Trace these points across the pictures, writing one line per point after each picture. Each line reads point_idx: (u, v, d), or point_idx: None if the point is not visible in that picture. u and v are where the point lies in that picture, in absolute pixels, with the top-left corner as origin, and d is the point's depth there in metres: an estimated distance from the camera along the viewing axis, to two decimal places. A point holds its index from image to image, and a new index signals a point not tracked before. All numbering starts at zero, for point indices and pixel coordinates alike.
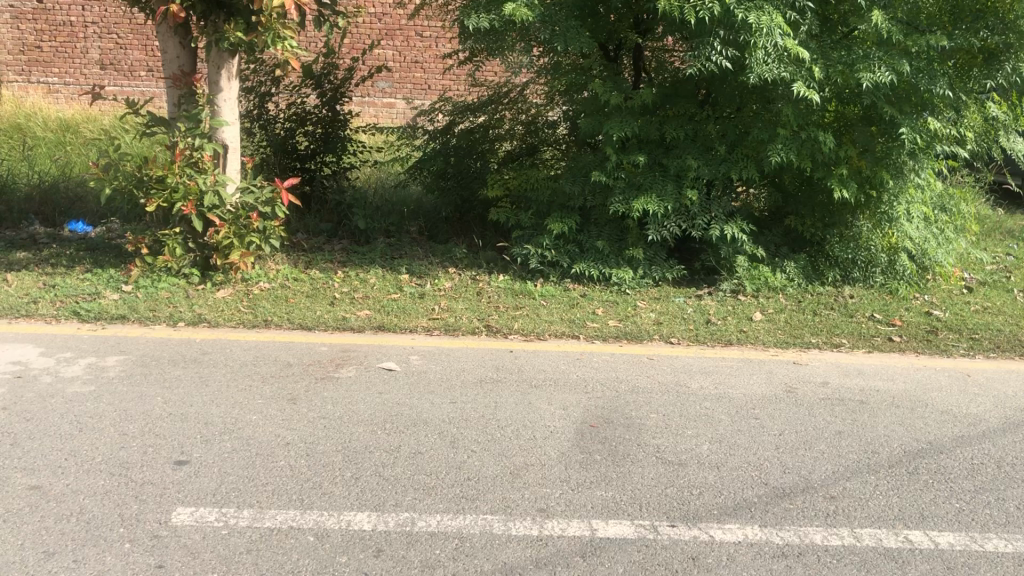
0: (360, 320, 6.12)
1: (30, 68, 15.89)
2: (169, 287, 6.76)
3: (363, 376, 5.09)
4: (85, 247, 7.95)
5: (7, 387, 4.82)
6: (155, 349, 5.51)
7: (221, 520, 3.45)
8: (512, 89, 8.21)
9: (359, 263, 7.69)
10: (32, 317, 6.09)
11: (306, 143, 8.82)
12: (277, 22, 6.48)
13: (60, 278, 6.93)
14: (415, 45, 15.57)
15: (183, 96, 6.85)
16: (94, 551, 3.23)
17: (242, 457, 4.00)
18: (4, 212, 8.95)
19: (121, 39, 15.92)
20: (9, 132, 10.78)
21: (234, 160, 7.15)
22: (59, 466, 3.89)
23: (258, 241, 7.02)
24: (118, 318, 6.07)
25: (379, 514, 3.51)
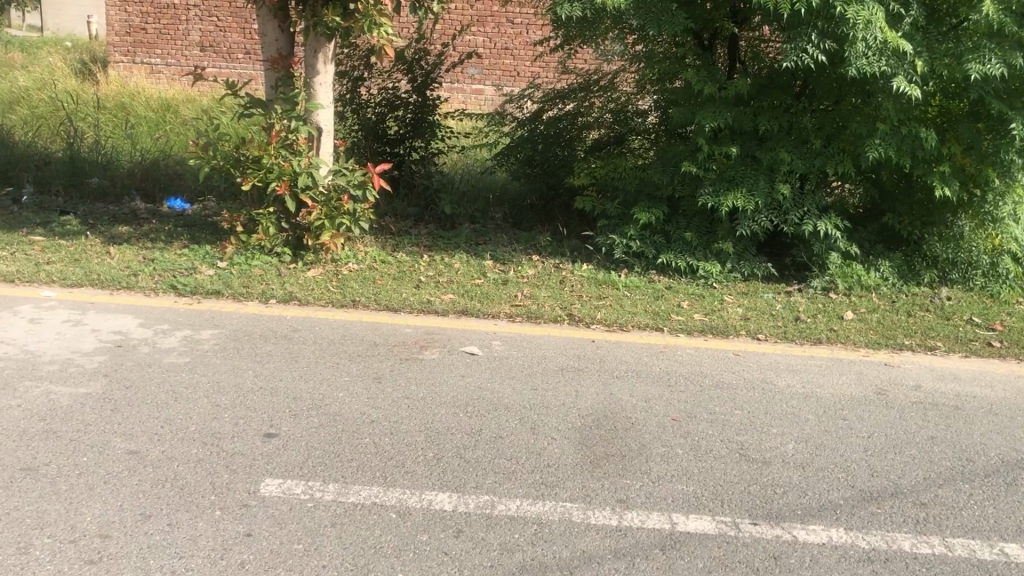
0: (444, 304, 6.19)
1: (135, 49, 16.49)
2: (262, 265, 6.95)
3: (446, 359, 5.15)
4: (183, 224, 8.23)
5: (109, 355, 5.04)
6: (246, 325, 5.68)
7: (307, 493, 3.55)
8: (602, 76, 8.15)
9: (444, 247, 7.78)
10: (132, 289, 6.35)
11: (396, 128, 8.96)
12: (374, 9, 6.57)
13: (159, 252, 7.20)
14: (505, 32, 15.60)
15: (280, 79, 7.00)
16: (187, 516, 3.36)
17: (329, 432, 4.11)
18: (108, 187, 9.33)
19: (221, 22, 16.41)
20: (114, 111, 11.21)
21: (327, 142, 7.30)
22: (155, 433, 4.05)
23: (349, 223, 7.16)
24: (213, 293, 6.28)
25: (460, 495, 3.56)
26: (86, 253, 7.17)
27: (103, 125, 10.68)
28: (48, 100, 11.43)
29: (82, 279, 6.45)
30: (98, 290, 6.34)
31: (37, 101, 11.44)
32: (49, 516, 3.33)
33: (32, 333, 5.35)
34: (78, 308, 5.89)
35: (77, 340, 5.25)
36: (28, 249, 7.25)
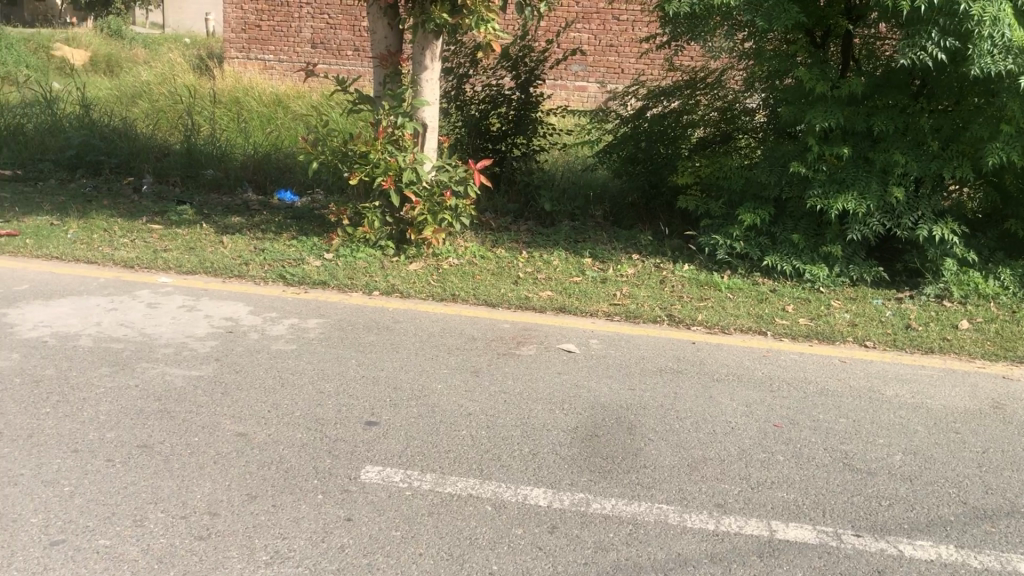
0: (542, 301, 6.20)
1: (249, 46, 17.08)
2: (366, 257, 7.10)
3: (544, 356, 5.17)
4: (291, 216, 8.48)
5: (220, 340, 5.24)
6: (351, 315, 5.83)
7: (405, 482, 3.61)
8: (709, 74, 8.03)
9: (544, 244, 7.81)
10: (243, 277, 6.59)
11: (499, 124, 9.01)
12: (482, 5, 6.63)
13: (269, 242, 7.45)
14: (610, 29, 15.53)
15: (388, 76, 7.15)
16: (291, 499, 3.47)
17: (427, 423, 4.18)
18: (222, 178, 9.70)
19: (332, 19, 16.82)
20: (229, 105, 11.63)
21: (432, 139, 7.41)
22: (262, 416, 4.20)
23: (450, 218, 7.25)
24: (320, 284, 6.46)
25: (555, 492, 3.57)
26: (201, 242, 7.47)
27: (218, 119, 11.10)
28: (169, 94, 11.94)
29: (197, 267, 6.73)
30: (211, 277, 6.60)
31: (159, 96, 11.97)
32: (163, 492, 3.49)
33: (150, 317, 5.61)
34: (192, 294, 6.15)
35: (192, 325, 5.48)
36: (148, 237, 7.61)
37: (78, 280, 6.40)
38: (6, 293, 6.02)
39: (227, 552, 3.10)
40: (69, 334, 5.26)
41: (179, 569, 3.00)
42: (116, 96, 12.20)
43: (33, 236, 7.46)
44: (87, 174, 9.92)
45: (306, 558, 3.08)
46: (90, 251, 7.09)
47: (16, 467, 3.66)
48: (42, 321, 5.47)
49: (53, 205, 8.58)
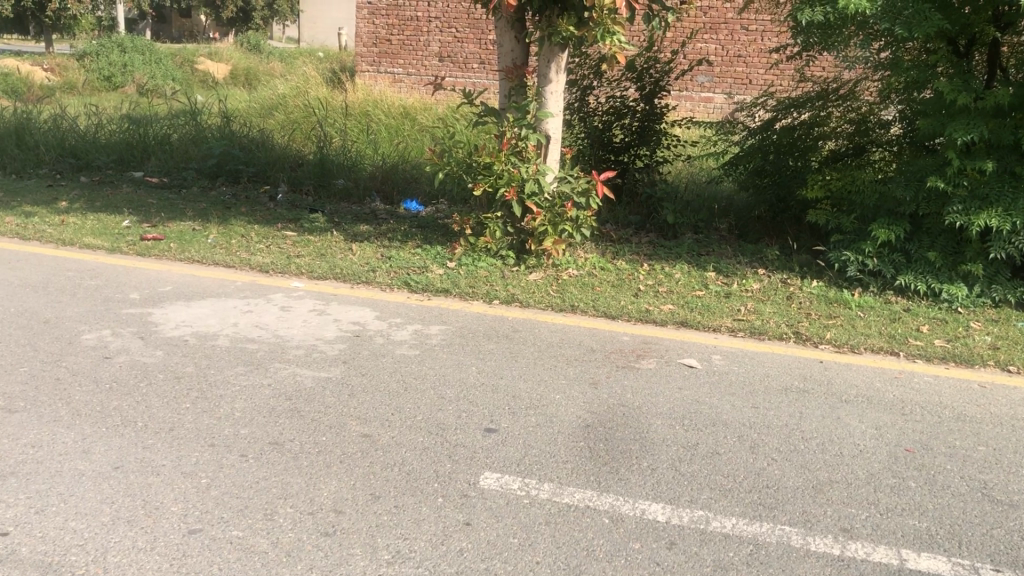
0: (663, 314, 6.14)
1: (380, 60, 17.62)
2: (488, 267, 7.19)
3: (664, 370, 5.12)
4: (417, 224, 8.69)
5: (348, 344, 5.42)
6: (472, 323, 5.92)
7: (524, 490, 3.65)
8: (841, 85, 7.87)
9: (666, 257, 7.73)
10: (370, 284, 6.79)
11: (622, 135, 8.98)
12: (608, 17, 6.64)
13: (395, 250, 7.65)
14: (739, 39, 15.25)
15: (514, 88, 7.29)
16: (413, 500, 3.55)
17: (546, 432, 4.20)
18: (352, 188, 10.03)
19: (459, 33, 17.14)
20: (359, 117, 12.01)
21: (555, 150, 7.46)
22: (387, 419, 4.32)
23: (571, 229, 7.27)
24: (442, 292, 6.59)
25: (674, 508, 3.53)
26: (331, 249, 7.74)
27: (349, 131, 11.49)
28: (303, 107, 12.44)
29: (327, 273, 6.98)
30: (340, 283, 6.83)
31: (293, 108, 12.49)
32: (292, 488, 3.64)
33: (282, 320, 5.85)
34: (322, 299, 6.39)
35: (322, 329, 5.69)
36: (282, 243, 7.94)
37: (217, 283, 6.75)
38: (152, 293, 6.41)
39: (351, 549, 3.20)
40: (209, 334, 5.55)
41: (307, 564, 3.12)
42: (255, 108, 12.80)
43: (178, 241, 7.91)
44: (227, 182, 10.43)
45: (426, 559, 3.15)
46: (228, 255, 7.46)
47: (159, 458, 3.89)
48: (183, 321, 5.79)
49: (196, 212, 9.07)
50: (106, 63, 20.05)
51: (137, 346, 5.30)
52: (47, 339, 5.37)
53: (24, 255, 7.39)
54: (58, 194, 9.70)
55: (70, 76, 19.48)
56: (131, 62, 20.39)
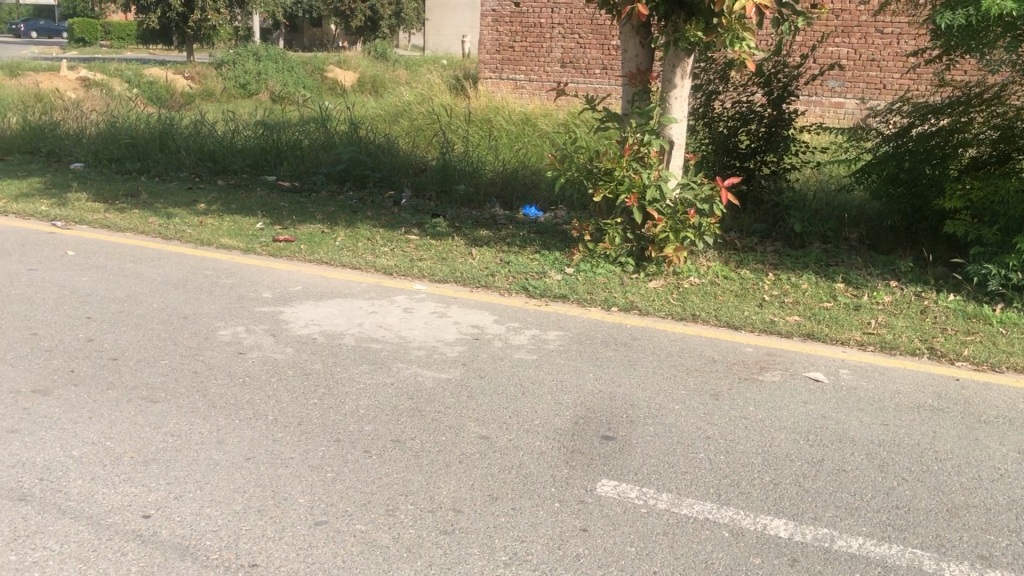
0: (788, 326, 5.98)
1: (503, 66, 17.82)
2: (607, 273, 7.16)
3: (789, 384, 4.97)
4: (536, 230, 8.74)
5: (467, 346, 5.51)
6: (591, 329, 5.91)
7: (641, 499, 3.62)
8: (985, 88, 7.46)
9: (792, 267, 7.52)
10: (489, 288, 6.88)
11: (747, 142, 8.79)
12: (737, 23, 6.51)
13: (514, 255, 7.72)
14: (873, 42, 14.79)
15: (637, 93, 7.21)
16: (530, 504, 3.58)
17: (665, 442, 4.16)
18: (473, 194, 10.16)
19: (582, 39, 17.21)
20: (482, 123, 12.18)
21: (678, 157, 7.35)
22: (505, 421, 4.37)
23: (693, 237, 7.15)
24: (561, 297, 6.60)
25: (797, 524, 3.43)
26: (452, 253, 7.88)
27: (471, 137, 11.67)
28: (427, 113, 12.71)
29: (448, 276, 7.11)
30: (460, 286, 6.95)
31: (418, 114, 12.78)
32: (413, 485, 3.72)
33: (405, 321, 5.99)
34: (443, 302, 6.50)
35: (442, 331, 5.79)
36: (405, 247, 8.13)
37: (343, 284, 6.97)
38: (282, 293, 6.68)
39: (469, 549, 3.26)
40: (336, 333, 5.74)
41: (426, 561, 3.18)
42: (381, 115, 13.15)
43: (307, 243, 8.20)
44: (354, 187, 10.76)
45: (543, 562, 3.17)
46: (354, 257, 7.69)
47: (287, 451, 4.05)
48: (311, 320, 6.01)
49: (324, 215, 9.40)
50: (242, 71, 20.99)
51: (268, 342, 5.53)
52: (186, 334, 5.67)
53: (166, 254, 7.82)
54: (198, 197, 10.22)
55: (209, 84, 20.49)
56: (265, 70, 21.28)
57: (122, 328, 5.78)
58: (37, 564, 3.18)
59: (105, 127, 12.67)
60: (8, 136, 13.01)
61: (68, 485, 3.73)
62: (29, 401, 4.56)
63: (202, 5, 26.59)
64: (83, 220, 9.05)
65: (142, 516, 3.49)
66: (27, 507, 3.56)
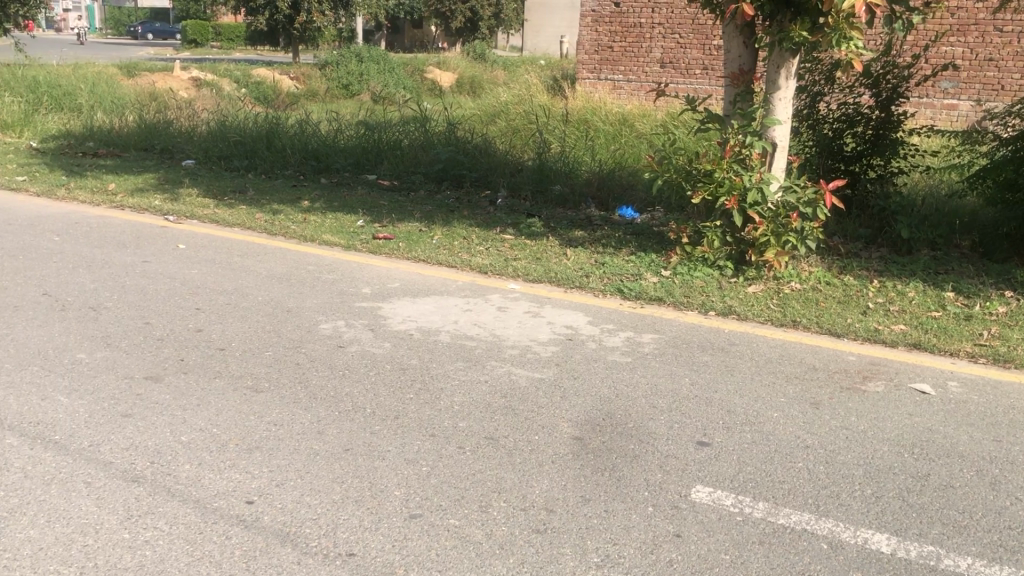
0: (894, 335, 5.78)
1: (601, 67, 17.76)
2: (704, 276, 7.06)
3: (894, 395, 4.81)
4: (632, 231, 8.68)
5: (561, 346, 5.51)
6: (687, 333, 5.84)
7: (737, 507, 3.56)
8: None
9: (898, 274, 7.28)
10: (584, 289, 6.87)
11: (853, 145, 8.53)
12: (845, 22, 6.33)
13: (610, 257, 7.68)
14: (990, 41, 14.16)
15: (739, 95, 7.10)
16: (623, 507, 3.56)
17: (762, 450, 4.08)
18: (569, 194, 10.15)
19: (683, 39, 17.00)
20: (579, 124, 12.17)
21: (781, 158, 7.20)
22: (598, 423, 4.35)
23: (795, 241, 6.98)
24: (657, 300, 6.54)
25: (901, 540, 3.32)
26: (547, 253, 7.89)
27: (568, 138, 11.66)
28: (524, 114, 12.77)
29: (543, 276, 7.13)
30: (555, 287, 6.96)
31: (515, 114, 12.85)
32: (505, 483, 3.75)
33: (499, 320, 6.03)
34: (537, 301, 6.53)
35: (536, 331, 5.81)
36: (501, 246, 8.18)
37: (440, 281, 7.06)
38: (381, 289, 6.81)
39: (562, 549, 3.27)
40: (431, 330, 5.82)
41: (518, 558, 3.21)
42: (479, 115, 13.27)
43: (405, 241, 8.35)
44: (451, 186, 10.90)
45: (636, 566, 3.16)
46: (450, 256, 7.79)
47: (384, 443, 4.13)
48: (408, 316, 6.11)
49: (422, 213, 9.54)
50: (345, 72, 21.48)
51: (367, 337, 5.65)
52: (289, 327, 5.84)
53: (270, 250, 8.08)
54: (301, 194, 10.51)
55: (313, 84, 21.07)
56: (367, 70, 21.74)
57: (229, 319, 6.00)
58: (149, 543, 3.34)
59: (215, 126, 13.14)
60: (126, 134, 13.64)
61: (177, 469, 3.90)
62: (142, 387, 4.78)
63: (308, 7, 27.34)
64: (193, 215, 9.42)
65: (246, 501, 3.62)
66: (140, 488, 3.74)
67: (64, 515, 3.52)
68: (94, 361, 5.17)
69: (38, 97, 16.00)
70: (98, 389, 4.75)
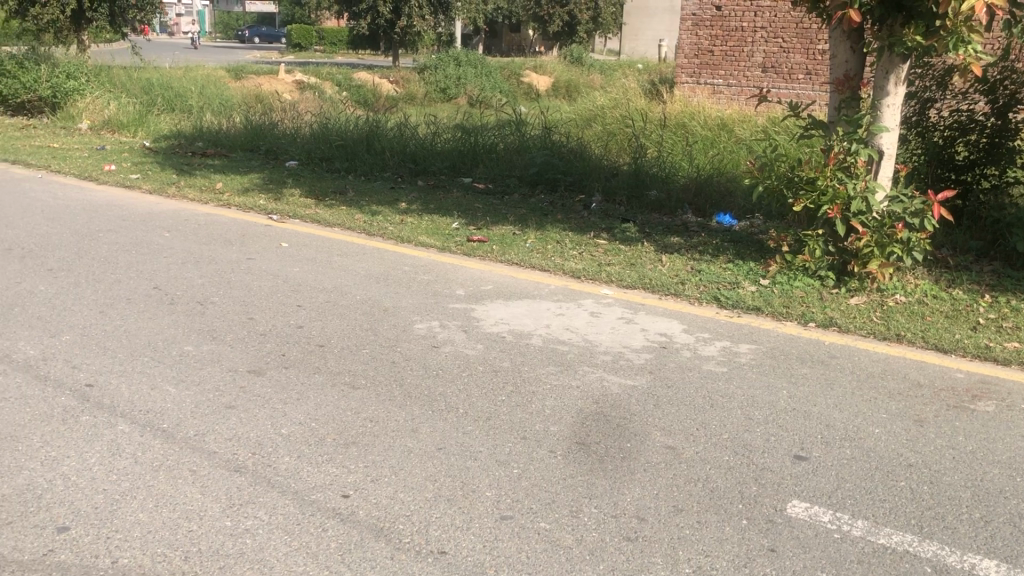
0: (1006, 353, 5.54)
1: (701, 71, 17.53)
2: (804, 286, 6.88)
3: (1004, 416, 4.60)
4: (729, 239, 8.54)
5: (655, 354, 5.46)
6: (786, 344, 5.72)
7: (835, 524, 3.47)
8: None
9: (1012, 289, 6.95)
10: (679, 296, 6.79)
11: (965, 153, 8.21)
12: (964, 25, 6.09)
13: (706, 264, 7.57)
14: None
15: (844, 101, 6.92)
16: (716, 518, 3.51)
17: (861, 467, 3.96)
18: (665, 200, 10.05)
19: (786, 43, 16.62)
20: (677, 129, 12.05)
21: (888, 167, 6.98)
22: (692, 433, 4.30)
23: (901, 252, 6.74)
24: (754, 310, 6.41)
25: (1010, 567, 3.19)
26: (642, 259, 7.83)
27: (665, 143, 11.56)
28: (620, 118, 12.71)
29: (637, 283, 7.08)
30: (650, 294, 6.90)
31: (611, 119, 12.81)
32: (597, 489, 3.74)
33: (592, 325, 6.02)
34: (631, 308, 6.49)
35: (630, 337, 5.78)
36: (595, 251, 8.16)
37: (534, 285, 7.09)
38: (475, 291, 6.88)
39: (653, 558, 3.24)
40: (524, 333, 5.85)
41: (609, 565, 3.20)
42: (575, 119, 13.26)
43: (499, 243, 8.42)
44: (545, 190, 10.92)
45: None
46: (543, 259, 7.81)
47: (476, 444, 4.18)
48: (502, 318, 6.16)
49: (516, 217, 9.60)
50: (442, 76, 21.77)
51: (460, 338, 5.72)
52: (386, 326, 5.96)
53: (368, 250, 8.25)
54: (399, 196, 10.70)
55: (412, 88, 21.45)
56: (464, 75, 21.99)
57: (328, 317, 6.16)
58: (249, 531, 3.45)
59: (318, 128, 13.50)
60: (233, 134, 14.12)
61: (278, 461, 4.02)
62: (245, 380, 4.95)
63: (408, 11, 27.80)
64: (296, 214, 9.70)
65: (342, 495, 3.71)
66: (242, 478, 3.87)
67: (171, 501, 3.67)
68: (201, 353, 5.38)
69: (153, 99, 16.72)
70: (204, 380, 4.95)
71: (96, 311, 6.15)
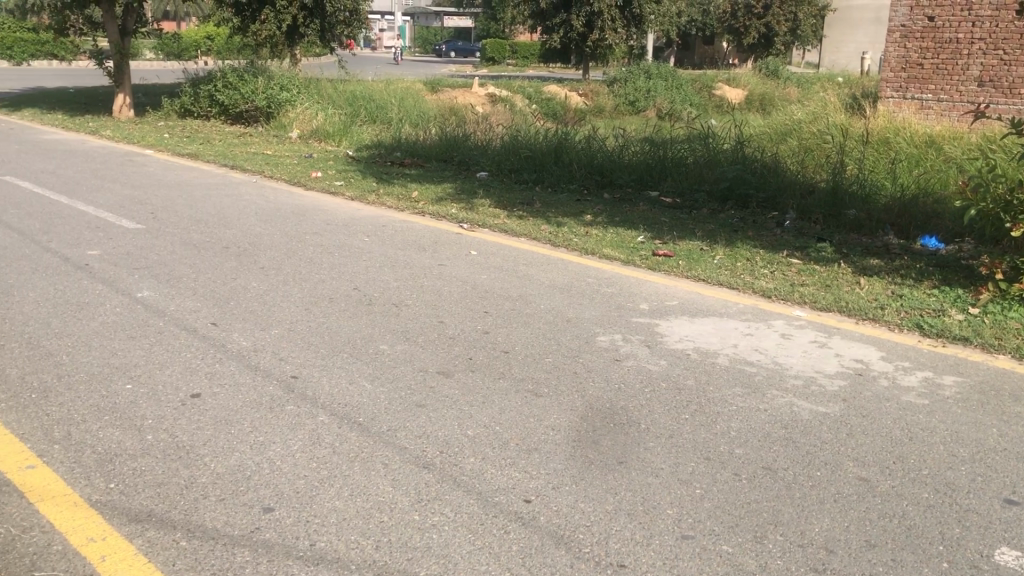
0: None
1: (908, 85, 16.67)
2: (1020, 317, 6.35)
3: None
4: (935, 263, 8.02)
5: (849, 381, 5.22)
6: (997, 379, 5.32)
7: None
8: None
9: None
10: (877, 321, 6.46)
11: None
12: None
13: (909, 289, 7.16)
14: None
15: None
16: (913, 558, 3.33)
17: None
18: (865, 220, 9.58)
19: (1008, 55, 15.40)
20: (881, 146, 11.48)
21: None
22: (887, 466, 4.09)
23: None
24: (961, 340, 6.00)
25: None
26: (837, 281, 7.51)
27: (867, 159, 11.04)
28: (818, 133, 12.24)
29: (832, 305, 6.79)
30: (845, 317, 6.61)
31: (808, 134, 12.36)
32: (783, 516, 3.63)
33: (781, 347, 5.83)
34: (825, 331, 6.24)
35: (823, 362, 5.55)
36: (787, 271, 7.89)
37: (721, 303, 6.95)
38: (659, 306, 6.83)
39: None
40: (710, 351, 5.75)
41: None
42: (769, 134, 12.89)
43: (685, 259, 8.31)
44: (736, 206, 10.70)
45: None
46: (732, 277, 7.65)
47: (657, 461, 4.15)
48: (686, 335, 6.08)
49: (704, 232, 9.45)
50: (632, 88, 21.77)
51: (644, 353, 5.70)
52: (568, 337, 6.02)
53: (554, 261, 8.36)
54: (585, 208, 10.78)
55: (602, 101, 21.58)
56: (655, 87, 21.88)
57: (513, 324, 6.30)
58: (436, 527, 3.60)
59: (509, 140, 13.81)
60: (429, 145, 14.69)
61: (463, 461, 4.16)
62: (434, 381, 5.15)
63: (600, 25, 27.98)
64: (485, 224, 9.98)
65: (524, 500, 3.79)
66: (430, 475, 4.03)
67: (365, 491, 3.88)
68: (395, 352, 5.65)
69: (356, 110, 17.68)
70: (397, 379, 5.19)
71: (301, 308, 6.59)
